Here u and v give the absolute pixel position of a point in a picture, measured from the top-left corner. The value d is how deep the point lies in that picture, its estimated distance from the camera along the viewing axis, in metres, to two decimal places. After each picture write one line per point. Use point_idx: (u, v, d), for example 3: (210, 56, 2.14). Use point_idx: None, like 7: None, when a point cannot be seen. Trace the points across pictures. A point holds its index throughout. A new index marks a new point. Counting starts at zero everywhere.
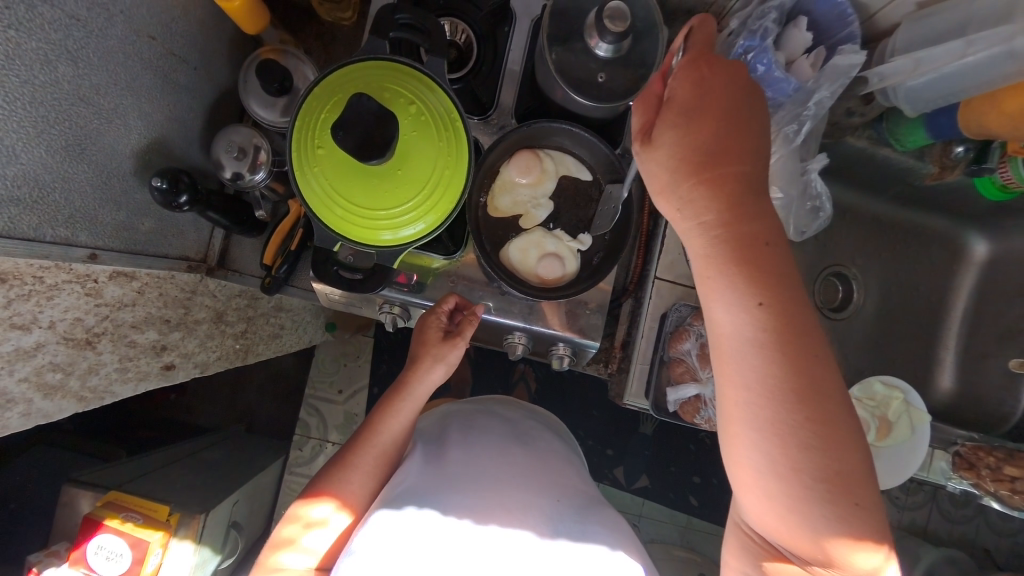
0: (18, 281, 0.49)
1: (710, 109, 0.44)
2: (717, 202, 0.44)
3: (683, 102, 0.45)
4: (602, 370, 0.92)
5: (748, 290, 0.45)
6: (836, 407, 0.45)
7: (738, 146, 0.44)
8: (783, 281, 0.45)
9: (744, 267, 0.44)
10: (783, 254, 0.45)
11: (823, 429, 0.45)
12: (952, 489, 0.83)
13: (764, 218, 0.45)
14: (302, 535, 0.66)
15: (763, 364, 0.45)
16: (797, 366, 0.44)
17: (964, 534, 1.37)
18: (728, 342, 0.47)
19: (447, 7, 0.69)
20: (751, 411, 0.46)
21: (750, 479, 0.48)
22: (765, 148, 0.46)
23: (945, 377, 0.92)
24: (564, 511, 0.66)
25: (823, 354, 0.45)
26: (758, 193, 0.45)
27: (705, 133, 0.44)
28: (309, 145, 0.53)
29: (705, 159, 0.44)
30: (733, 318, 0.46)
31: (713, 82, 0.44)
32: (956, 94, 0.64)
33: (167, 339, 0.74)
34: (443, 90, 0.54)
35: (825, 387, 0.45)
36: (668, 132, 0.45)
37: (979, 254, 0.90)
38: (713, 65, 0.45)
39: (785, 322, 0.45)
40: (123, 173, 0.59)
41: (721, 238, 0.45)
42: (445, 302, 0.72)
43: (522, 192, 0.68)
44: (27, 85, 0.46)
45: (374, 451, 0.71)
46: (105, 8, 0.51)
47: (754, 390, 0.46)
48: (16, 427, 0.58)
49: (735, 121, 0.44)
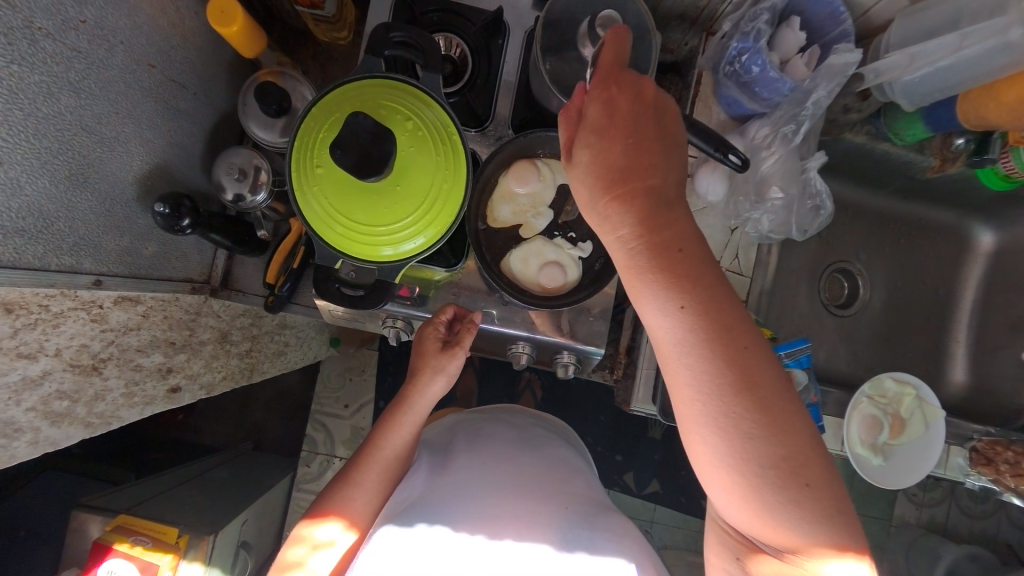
0: (25, 311, 0.50)
1: (617, 129, 0.46)
2: (629, 215, 0.45)
3: (593, 124, 0.46)
4: (608, 376, 0.89)
5: (669, 294, 0.45)
6: (773, 394, 0.44)
7: (645, 160, 0.46)
8: (703, 281, 0.45)
9: (664, 272, 0.45)
10: (702, 255, 0.46)
11: (762, 417, 0.44)
12: (969, 486, 0.80)
13: (677, 224, 0.46)
14: (309, 556, 0.65)
15: (697, 364, 0.45)
16: (728, 361, 0.44)
17: (985, 530, 1.34)
18: (663, 346, 0.47)
19: (443, 24, 0.71)
20: (697, 410, 0.46)
21: (711, 473, 0.48)
22: (675, 159, 0.47)
23: (956, 370, 0.91)
24: (572, 519, 0.64)
25: (754, 345, 0.45)
26: (671, 202, 0.46)
27: (615, 147, 0.46)
28: (307, 165, 0.53)
29: (614, 173, 0.46)
30: (662, 323, 0.46)
31: (620, 102, 0.46)
32: (953, 87, 0.65)
33: (172, 361, 0.74)
34: (440, 105, 0.55)
35: (761, 376, 0.44)
36: (582, 152, 0.47)
37: (986, 245, 0.89)
38: (620, 84, 0.46)
39: (710, 321, 0.44)
40: (127, 200, 0.59)
41: (639, 248, 0.46)
42: (443, 312, 0.72)
43: (521, 201, 0.68)
44: (31, 118, 0.46)
45: (376, 468, 0.71)
46: (105, 39, 0.52)
47: (693, 390, 0.46)
48: (23, 456, 0.58)
49: (641, 133, 0.46)
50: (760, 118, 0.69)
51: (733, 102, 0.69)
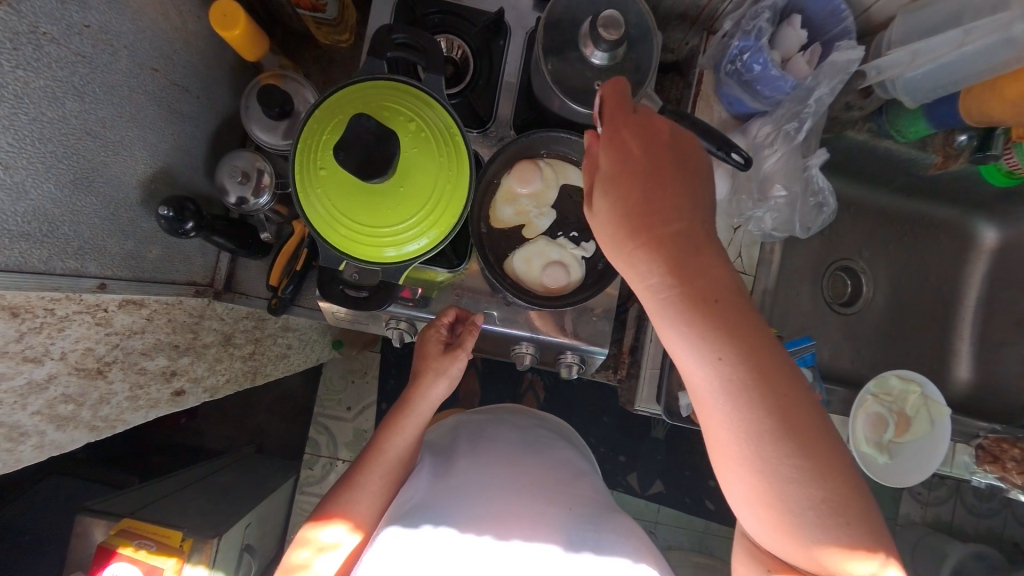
0: (30, 315, 0.50)
1: (632, 174, 0.47)
2: (657, 265, 0.46)
3: (609, 172, 0.49)
4: (612, 376, 0.90)
5: (704, 344, 0.45)
6: (813, 431, 0.43)
7: (669, 202, 0.47)
8: (735, 321, 0.45)
9: (696, 318, 0.45)
10: (734, 292, 0.46)
11: (803, 456, 0.43)
12: (976, 484, 0.80)
13: (707, 269, 0.46)
14: (314, 559, 0.65)
15: (734, 411, 0.45)
16: (763, 403, 0.44)
17: (990, 528, 1.34)
18: (698, 390, 0.47)
19: (444, 26, 0.72)
20: (733, 452, 0.46)
21: (753, 513, 0.47)
22: (698, 195, 0.48)
23: (961, 367, 0.91)
24: (578, 520, 0.64)
25: (791, 382, 0.44)
26: (700, 244, 0.47)
27: (639, 195, 0.47)
28: (310, 168, 0.53)
29: (642, 222, 0.47)
30: (696, 367, 0.46)
31: (631, 145, 0.48)
32: (956, 83, 0.65)
33: (176, 364, 0.74)
34: (442, 107, 0.55)
35: (799, 414, 0.44)
36: (601, 201, 0.49)
37: (989, 242, 0.89)
38: (629, 128, 0.49)
39: (748, 367, 0.44)
40: (131, 204, 0.60)
41: (668, 293, 0.46)
42: (445, 315, 0.72)
43: (524, 201, 0.68)
44: (36, 123, 0.47)
45: (379, 470, 0.71)
46: (109, 44, 0.53)
47: (727, 434, 0.46)
48: (29, 460, 0.58)
49: (663, 180, 0.47)
50: (761, 117, 0.69)
51: (734, 101, 0.69)
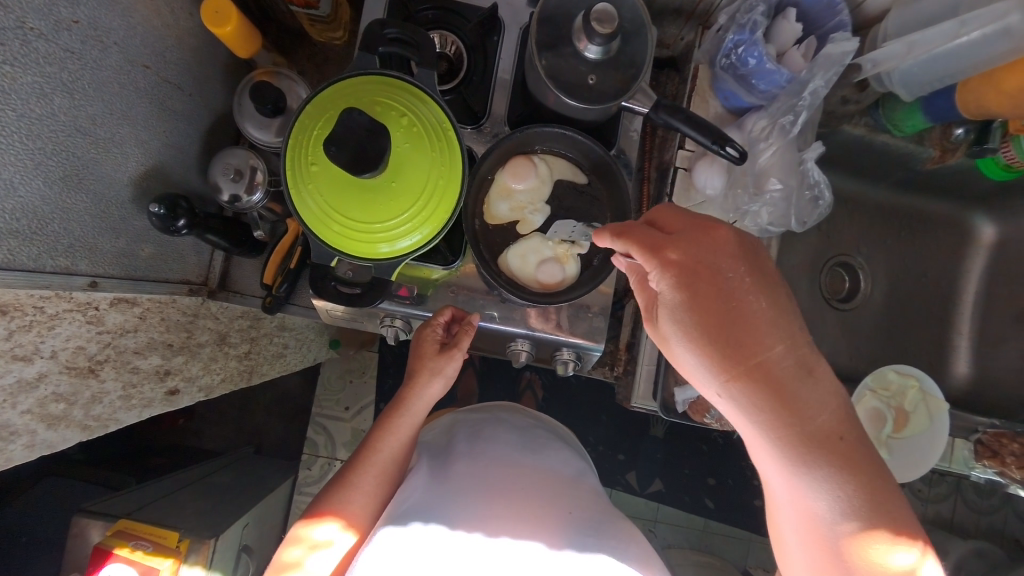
0: (19, 313, 0.49)
1: (703, 299, 0.49)
2: (757, 401, 0.48)
3: (671, 299, 0.51)
4: (609, 373, 0.89)
5: (820, 483, 0.47)
6: (899, 537, 0.46)
7: (743, 323, 0.48)
8: (821, 438, 0.47)
9: (783, 435, 0.48)
10: (818, 403, 0.47)
11: (897, 566, 0.46)
12: (974, 480, 0.79)
13: (793, 379, 0.48)
14: (306, 557, 0.64)
15: (817, 515, 0.48)
16: (847, 514, 0.47)
17: (991, 525, 1.33)
18: (777, 492, 0.52)
19: (438, 22, 0.71)
20: (809, 551, 0.50)
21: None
22: (768, 304, 0.49)
23: (960, 363, 0.90)
24: (578, 525, 0.63)
25: (877, 489, 0.47)
26: (788, 358, 0.48)
27: (724, 331, 0.48)
28: (302, 164, 0.53)
29: (735, 360, 0.48)
30: (774, 474, 0.50)
31: (694, 266, 0.50)
32: (952, 76, 0.64)
33: (169, 363, 0.74)
34: (435, 102, 0.55)
35: (887, 521, 0.46)
36: (671, 323, 0.52)
37: (987, 237, 0.89)
38: (683, 249, 0.50)
39: (871, 497, 0.47)
40: (122, 201, 0.59)
41: (750, 411, 0.49)
42: (441, 314, 0.71)
43: (520, 197, 0.68)
44: (25, 119, 0.46)
45: (374, 470, 0.71)
46: (99, 40, 0.52)
47: (806, 536, 0.50)
48: (21, 459, 0.57)
49: (743, 313, 0.48)
50: (757, 111, 0.68)
51: (730, 95, 0.69)
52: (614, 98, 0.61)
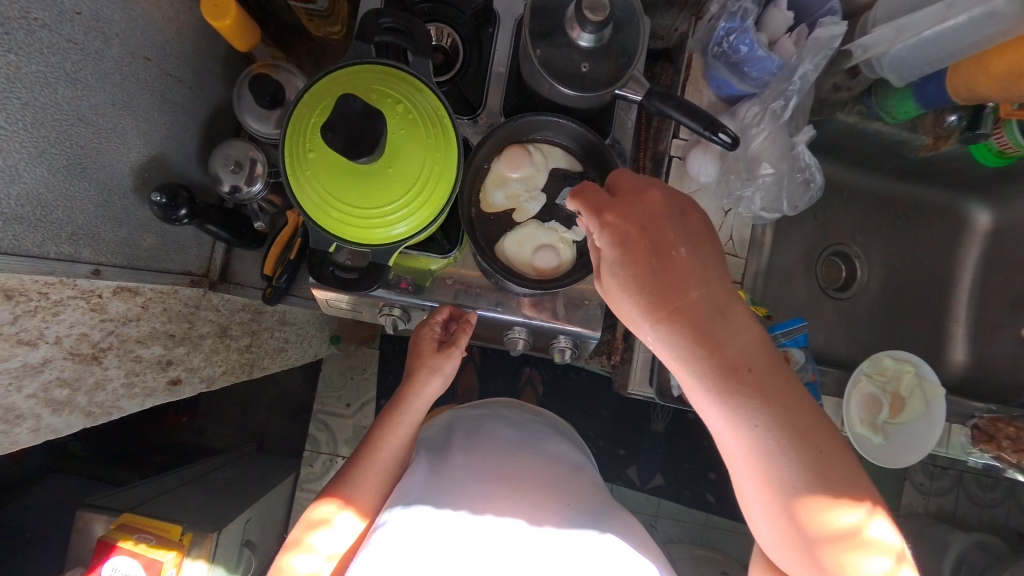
0: (24, 298, 0.50)
1: (637, 253, 0.51)
2: (680, 340, 0.51)
3: (610, 256, 0.52)
4: (605, 362, 0.91)
5: (736, 412, 0.50)
6: (829, 468, 0.49)
7: (674, 273, 0.51)
8: (752, 380, 0.50)
9: (717, 381, 0.50)
10: (747, 348, 0.50)
11: (827, 496, 0.48)
12: (973, 465, 0.80)
13: (721, 329, 0.50)
14: (307, 535, 0.67)
15: (749, 456, 0.51)
16: (779, 452, 0.49)
17: (994, 518, 1.33)
18: (719, 439, 0.54)
19: (434, 15, 0.72)
20: (752, 489, 0.52)
21: (773, 540, 0.53)
22: (695, 257, 0.51)
23: (957, 350, 0.91)
24: (577, 514, 0.64)
25: (804, 424, 0.49)
26: (712, 308, 0.51)
27: (653, 277, 0.51)
28: (300, 150, 0.54)
29: (662, 305, 0.51)
30: (716, 421, 0.52)
31: (625, 224, 0.52)
32: (943, 60, 0.65)
33: (172, 353, 0.75)
34: (431, 90, 0.55)
35: (815, 455, 0.49)
36: (610, 282, 0.53)
37: (983, 224, 0.89)
38: (615, 212, 0.52)
39: (778, 426, 0.49)
40: (124, 191, 0.60)
41: (690, 360, 0.51)
42: (439, 313, 0.73)
43: (515, 185, 0.68)
44: (29, 107, 0.47)
45: (375, 468, 0.72)
46: (101, 32, 0.53)
47: (746, 476, 0.52)
48: (25, 444, 0.58)
49: (670, 260, 0.51)
50: (749, 99, 0.69)
51: (723, 83, 0.70)
52: (607, 86, 0.62)
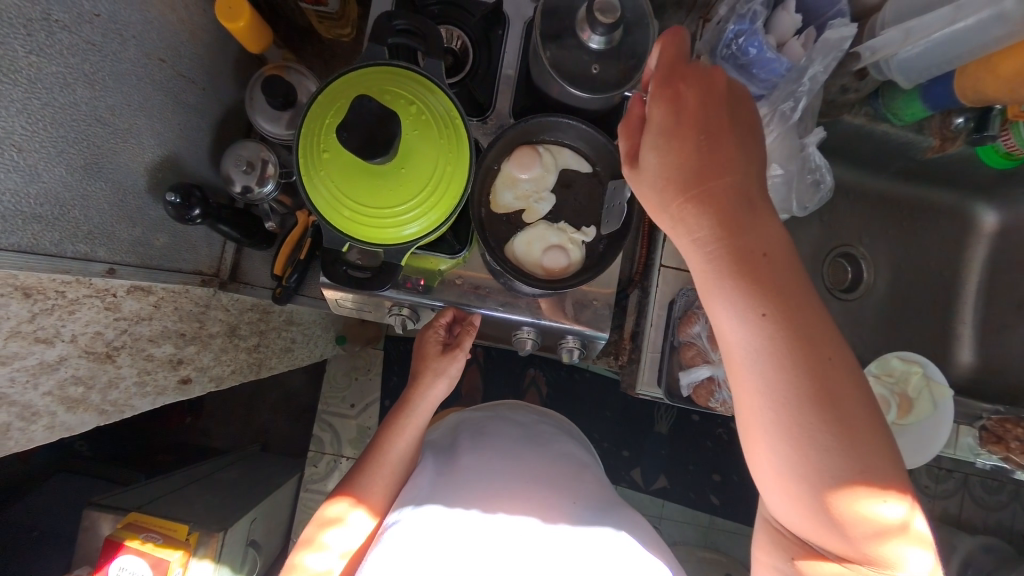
0: (42, 296, 0.51)
1: (689, 126, 0.43)
2: (707, 217, 0.43)
3: (661, 123, 0.44)
4: (613, 362, 0.92)
5: (750, 301, 0.43)
6: (857, 412, 0.42)
7: (721, 156, 0.43)
8: (787, 292, 0.43)
9: (745, 278, 0.42)
10: (783, 259, 0.43)
11: (844, 416, 0.42)
12: (981, 466, 0.81)
13: (756, 227, 0.43)
14: (321, 533, 0.67)
15: (773, 373, 0.43)
16: (809, 376, 0.42)
17: (1000, 521, 1.33)
18: (736, 355, 0.45)
19: (444, 17, 0.73)
20: (768, 419, 0.44)
21: (776, 486, 0.46)
22: (751, 152, 0.44)
23: (964, 351, 0.91)
24: (583, 511, 0.65)
25: (838, 353, 0.43)
26: (751, 201, 0.43)
27: (689, 146, 0.43)
28: (313, 151, 0.55)
29: (691, 177, 0.43)
30: (738, 331, 0.44)
31: (688, 96, 0.44)
32: (951, 61, 0.65)
33: (182, 352, 0.75)
34: (443, 92, 0.56)
35: (844, 391, 0.42)
36: (649, 155, 0.45)
37: (989, 225, 0.89)
38: (688, 79, 0.44)
39: (795, 331, 0.42)
40: (138, 191, 0.61)
41: (717, 252, 0.43)
42: (443, 316, 0.75)
43: (525, 186, 0.69)
44: (49, 107, 0.48)
45: (384, 470, 0.72)
46: (119, 33, 0.54)
47: (768, 403, 0.43)
48: (40, 441, 0.59)
49: (716, 132, 0.43)
50: (757, 100, 0.70)
51: None
52: (616, 88, 0.63)
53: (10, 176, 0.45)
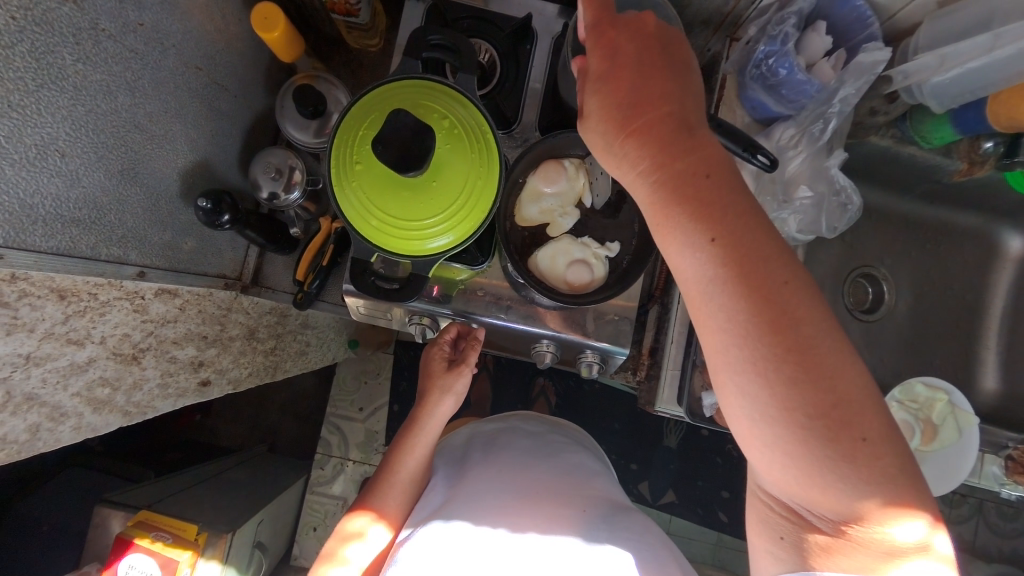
0: (76, 298, 0.51)
1: (625, 66, 0.46)
2: (647, 147, 0.45)
3: (598, 71, 0.46)
4: (630, 378, 0.91)
5: (697, 227, 0.43)
6: (819, 336, 0.41)
7: (656, 91, 0.45)
8: (734, 212, 0.43)
9: (689, 203, 0.43)
10: (729, 182, 0.44)
11: (796, 336, 0.41)
12: (1006, 496, 0.78)
13: (700, 152, 0.44)
14: (342, 547, 0.67)
15: (729, 301, 0.43)
16: (765, 299, 0.42)
17: (1018, 550, 1.30)
18: (693, 289, 0.45)
19: (474, 31, 0.74)
20: (732, 354, 0.43)
21: (749, 434, 0.45)
22: (688, 81, 0.46)
23: (987, 377, 0.89)
24: (592, 521, 0.64)
25: (791, 273, 0.43)
26: (690, 128, 0.45)
27: (625, 78, 0.45)
28: (346, 161, 0.55)
29: (628, 109, 0.45)
30: (691, 261, 0.44)
31: (624, 26, 0.46)
32: (983, 89, 0.66)
33: (203, 355, 0.76)
34: (475, 106, 0.56)
35: (804, 314, 0.42)
36: (591, 101, 0.47)
37: (1014, 250, 0.88)
38: (618, 24, 0.46)
39: (742, 253, 0.42)
40: (170, 196, 0.62)
41: (661, 184, 0.45)
42: (447, 333, 0.78)
43: (549, 201, 0.69)
44: (92, 113, 0.49)
45: (395, 487, 0.72)
46: (159, 42, 0.55)
47: (729, 335, 0.43)
48: (66, 441, 0.59)
49: (651, 62, 0.45)
50: (785, 121, 0.70)
51: (758, 104, 0.70)
52: None
53: (53, 181, 0.46)
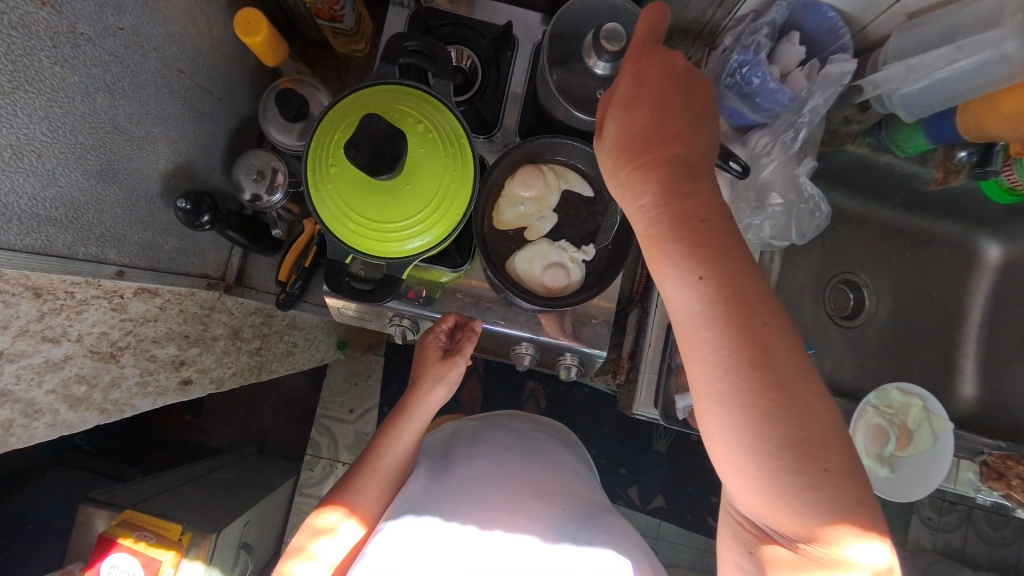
0: (52, 296, 0.52)
1: (645, 102, 0.48)
2: (652, 183, 0.47)
3: (622, 100, 0.49)
4: (611, 381, 0.93)
5: (689, 264, 0.44)
6: (795, 376, 0.42)
7: (670, 131, 0.47)
8: (726, 257, 0.44)
9: (684, 240, 0.45)
10: (724, 228, 0.45)
11: (778, 379, 0.42)
12: (982, 502, 0.79)
13: (700, 195, 0.46)
14: (311, 542, 0.67)
15: (715, 336, 0.43)
16: (747, 336, 0.42)
17: (1006, 559, 1.30)
18: (682, 321, 0.46)
19: (455, 38, 0.75)
20: (712, 384, 0.44)
21: (723, 458, 0.45)
22: (703, 131, 0.48)
23: (966, 385, 0.90)
24: (569, 520, 0.65)
25: (774, 317, 0.43)
26: (695, 172, 0.46)
27: (644, 117, 0.48)
28: (322, 164, 0.56)
29: (641, 146, 0.48)
30: (680, 294, 0.45)
31: (651, 69, 0.48)
32: (952, 98, 0.66)
33: (185, 354, 0.76)
34: (449, 111, 0.57)
35: (784, 357, 0.42)
36: (611, 125, 0.50)
37: (993, 259, 0.89)
38: (650, 58, 0.49)
39: (729, 294, 0.43)
40: (151, 196, 0.63)
41: (661, 218, 0.46)
42: (445, 320, 0.74)
43: (526, 206, 0.70)
44: (69, 116, 0.50)
45: (376, 479, 0.72)
46: (140, 45, 0.56)
47: (711, 366, 0.44)
48: (42, 437, 0.60)
49: (668, 107, 0.47)
50: (761, 128, 0.70)
51: (734, 113, 0.71)
52: None
53: (28, 181, 0.47)
